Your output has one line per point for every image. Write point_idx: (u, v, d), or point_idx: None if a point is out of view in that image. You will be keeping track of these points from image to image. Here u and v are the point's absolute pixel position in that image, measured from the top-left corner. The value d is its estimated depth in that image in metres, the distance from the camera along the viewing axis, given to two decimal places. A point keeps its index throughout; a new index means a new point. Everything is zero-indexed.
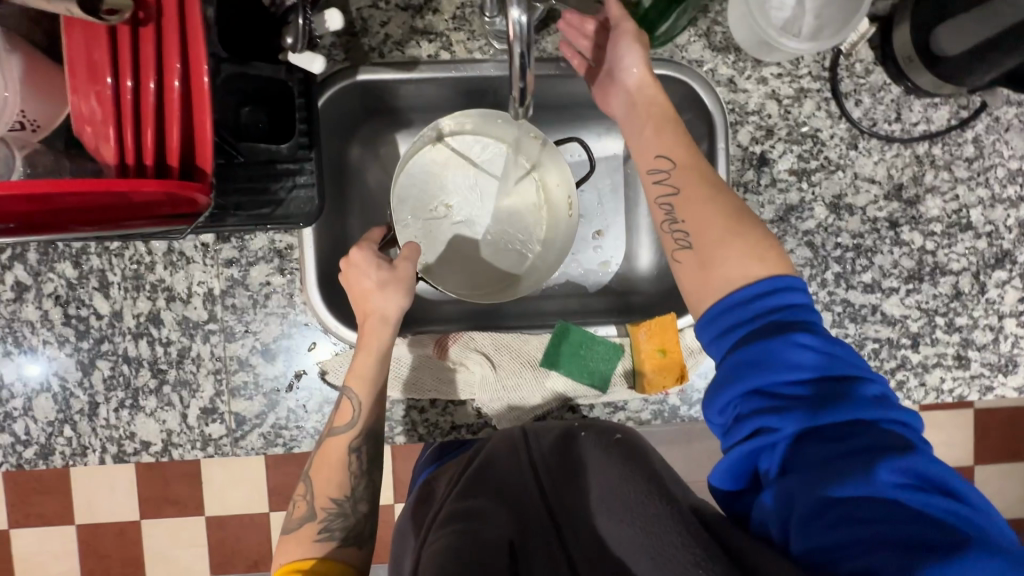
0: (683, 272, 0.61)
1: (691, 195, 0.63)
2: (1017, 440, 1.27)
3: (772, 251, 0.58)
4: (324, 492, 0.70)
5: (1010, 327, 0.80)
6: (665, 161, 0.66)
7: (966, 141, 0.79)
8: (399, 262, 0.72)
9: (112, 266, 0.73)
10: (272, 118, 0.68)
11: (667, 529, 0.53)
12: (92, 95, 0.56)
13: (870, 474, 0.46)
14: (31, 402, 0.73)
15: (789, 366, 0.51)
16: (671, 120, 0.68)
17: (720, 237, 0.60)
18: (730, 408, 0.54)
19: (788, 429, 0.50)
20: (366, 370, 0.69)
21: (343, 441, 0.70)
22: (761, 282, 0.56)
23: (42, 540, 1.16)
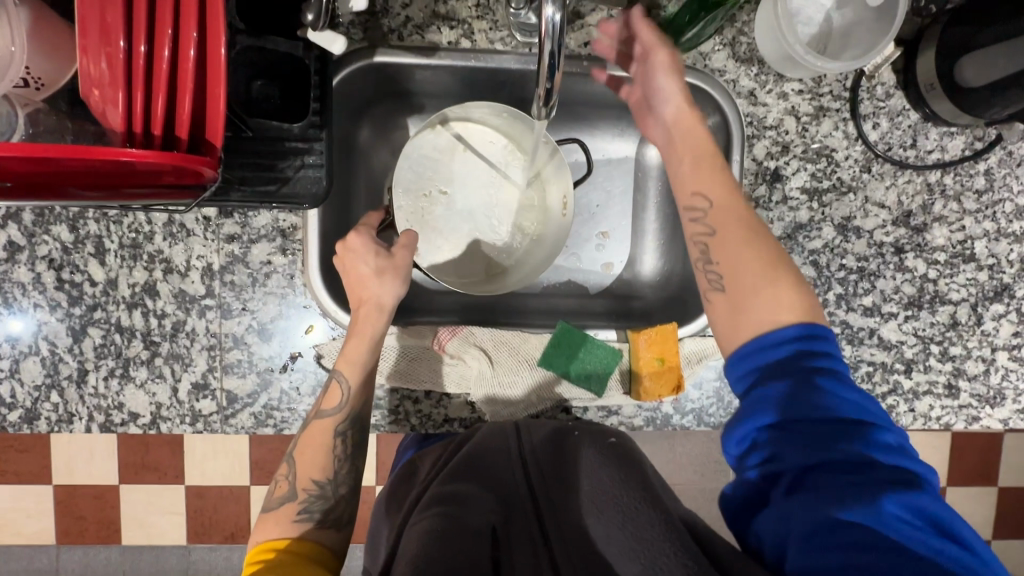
0: (717, 314, 0.62)
1: (727, 237, 0.63)
2: (991, 465, 1.30)
3: (804, 300, 0.58)
4: (306, 473, 0.68)
5: (1001, 360, 0.81)
6: (702, 197, 0.65)
7: (977, 173, 0.80)
8: (398, 249, 0.70)
9: (110, 233, 0.72)
10: (284, 92, 0.66)
11: (661, 537, 0.53)
12: (103, 57, 0.54)
13: (874, 506, 0.48)
14: (18, 364, 0.72)
15: (811, 407, 0.52)
16: (713, 155, 0.67)
17: (756, 283, 0.60)
18: (746, 436, 0.55)
19: (801, 465, 0.51)
20: (357, 355, 0.68)
21: (333, 422, 0.68)
22: (790, 329, 0.57)
23: (17, 499, 1.15)
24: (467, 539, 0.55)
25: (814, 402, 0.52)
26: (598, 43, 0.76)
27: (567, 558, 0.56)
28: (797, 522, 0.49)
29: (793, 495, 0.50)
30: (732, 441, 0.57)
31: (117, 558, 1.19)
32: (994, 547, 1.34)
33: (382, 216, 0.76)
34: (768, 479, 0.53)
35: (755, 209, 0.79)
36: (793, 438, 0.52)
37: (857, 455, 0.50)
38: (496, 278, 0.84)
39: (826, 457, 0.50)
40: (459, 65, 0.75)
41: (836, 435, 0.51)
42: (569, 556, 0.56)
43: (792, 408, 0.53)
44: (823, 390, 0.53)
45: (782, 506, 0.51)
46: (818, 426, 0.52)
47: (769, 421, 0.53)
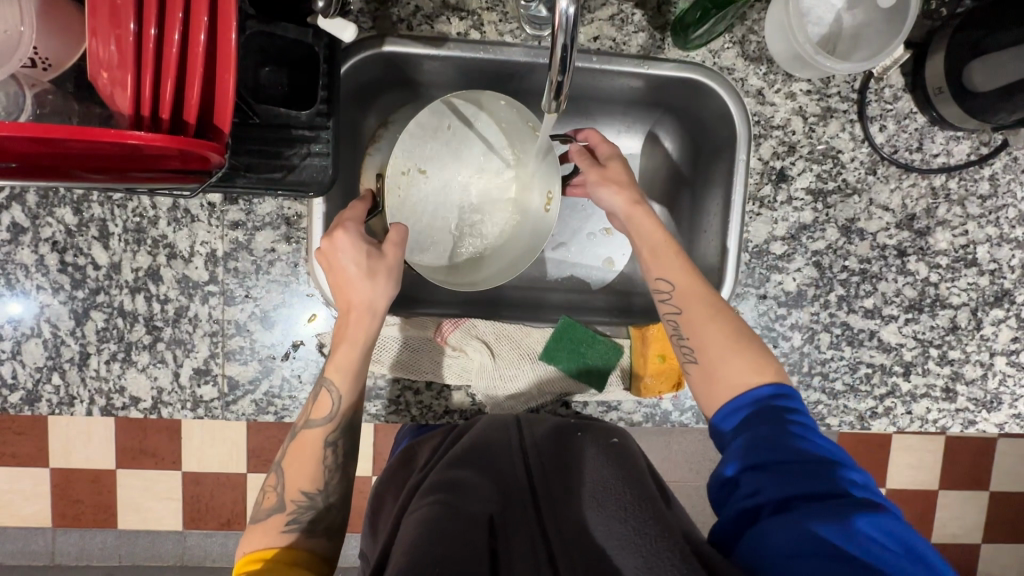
0: (693, 384, 0.68)
1: (694, 316, 0.68)
2: (983, 469, 1.31)
3: (771, 365, 0.64)
4: (295, 484, 0.67)
5: (999, 365, 0.82)
6: (664, 284, 0.70)
7: (982, 178, 0.80)
8: (388, 246, 0.68)
9: (114, 217, 0.72)
10: (292, 79, 0.67)
11: (661, 532, 0.53)
12: (113, 39, 0.54)
13: (850, 525, 0.50)
14: (19, 346, 0.72)
15: (783, 447, 0.57)
16: (666, 244, 0.71)
17: (721, 353, 0.65)
18: (727, 479, 0.58)
19: (778, 496, 0.54)
20: (347, 362, 0.67)
21: (321, 432, 0.68)
22: (757, 390, 0.62)
23: (14, 481, 1.15)
24: (466, 528, 0.55)
25: (786, 443, 0.57)
26: (607, 38, 0.76)
27: (565, 551, 0.55)
28: (777, 536, 0.51)
29: (772, 518, 0.52)
30: (716, 487, 0.60)
31: (113, 541, 1.20)
32: (983, 550, 1.35)
33: (365, 206, 0.71)
34: (750, 514, 0.55)
35: (759, 209, 0.79)
36: (770, 473, 0.55)
37: (830, 488, 0.54)
38: (470, 274, 0.83)
39: (801, 490, 0.54)
40: (467, 55, 0.75)
41: (808, 468, 0.55)
42: (566, 550, 0.56)
43: (766, 449, 0.57)
44: (792, 433, 0.58)
45: (763, 525, 0.53)
46: (793, 463, 0.55)
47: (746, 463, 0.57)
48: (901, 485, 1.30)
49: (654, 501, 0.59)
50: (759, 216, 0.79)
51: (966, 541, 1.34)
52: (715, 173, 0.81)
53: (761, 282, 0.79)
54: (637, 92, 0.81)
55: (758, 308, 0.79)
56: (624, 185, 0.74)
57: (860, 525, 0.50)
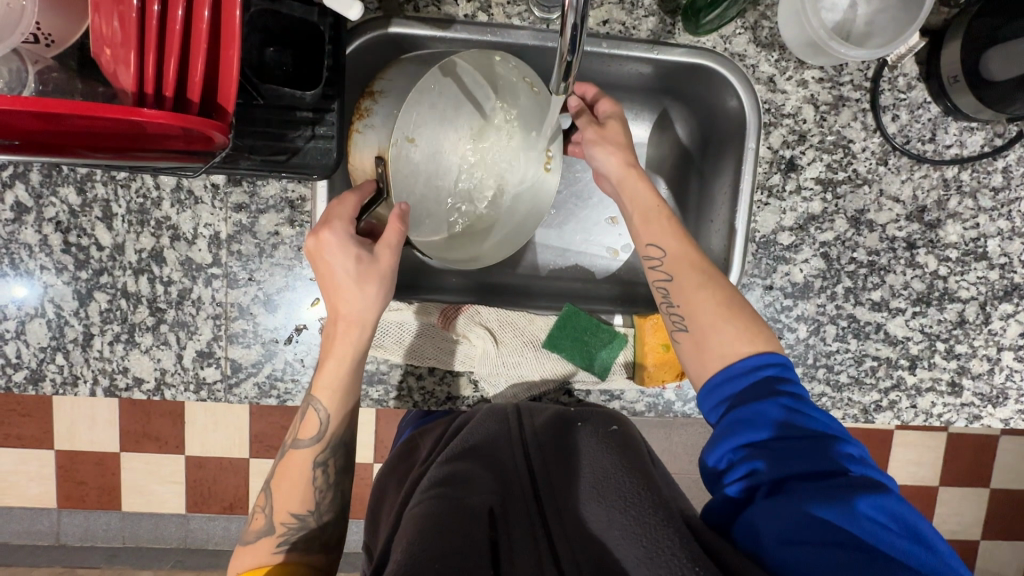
0: (682, 352, 0.67)
1: (685, 283, 0.67)
2: (984, 466, 1.31)
3: (762, 332, 0.65)
4: (284, 508, 0.66)
5: (1007, 360, 0.81)
6: (657, 251, 0.69)
7: (996, 170, 0.79)
8: (380, 249, 0.65)
9: (117, 197, 0.71)
10: (296, 60, 0.66)
11: (663, 523, 0.52)
12: (116, 16, 0.53)
13: (851, 505, 0.50)
14: (24, 325, 0.72)
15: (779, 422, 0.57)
16: (659, 209, 0.71)
17: (712, 321, 0.65)
18: (725, 462, 0.58)
19: (775, 473, 0.54)
20: (335, 381, 0.67)
21: (309, 454, 0.67)
22: (755, 358, 0.62)
23: (18, 462, 1.16)
24: (467, 520, 0.55)
25: (781, 419, 0.57)
26: (616, 22, 0.74)
27: (568, 547, 0.55)
28: (776, 521, 0.51)
29: (771, 498, 0.52)
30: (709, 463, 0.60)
31: (117, 523, 1.21)
32: (981, 547, 1.35)
33: (358, 197, 0.66)
34: (749, 498, 0.55)
35: (767, 198, 0.78)
36: (766, 448, 0.55)
37: (828, 465, 0.54)
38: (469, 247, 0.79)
39: (800, 470, 0.54)
40: (473, 38, 0.73)
41: (808, 449, 0.55)
42: (566, 540, 0.55)
43: (764, 429, 0.57)
44: (790, 412, 0.58)
45: (759, 506, 0.52)
46: (791, 440, 0.55)
47: (744, 444, 0.57)
48: (901, 480, 1.30)
49: (657, 490, 0.58)
50: (767, 205, 0.78)
51: (964, 538, 1.34)
52: (721, 163, 0.80)
53: (767, 273, 0.79)
54: (645, 79, 0.80)
55: (764, 300, 0.79)
56: (621, 147, 0.73)
57: (861, 506, 0.50)
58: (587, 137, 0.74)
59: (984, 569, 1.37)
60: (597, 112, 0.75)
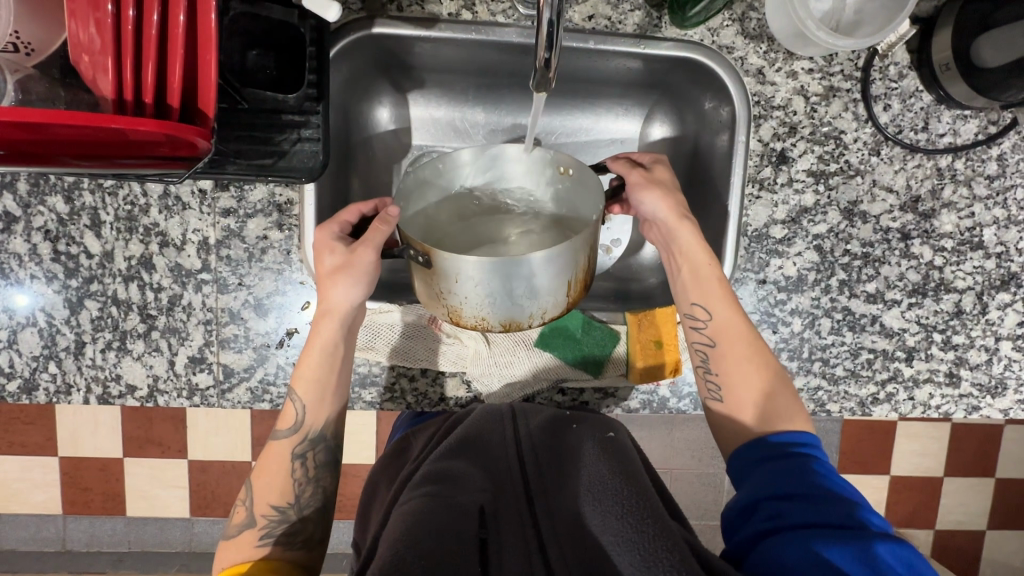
0: (714, 417, 0.70)
1: (726, 351, 0.69)
2: (989, 456, 1.30)
3: (797, 411, 0.66)
4: (264, 499, 0.66)
5: (1005, 350, 0.80)
6: (700, 311, 0.70)
7: (990, 158, 0.78)
8: (360, 246, 0.65)
9: (105, 205, 0.71)
10: (280, 63, 0.65)
11: (658, 532, 0.51)
12: (92, 22, 0.53)
13: (868, 550, 0.49)
14: (17, 335, 0.72)
15: (806, 480, 0.58)
16: (710, 268, 0.70)
17: (749, 394, 0.68)
18: (747, 503, 0.59)
19: (800, 520, 0.54)
20: (311, 370, 0.68)
21: (288, 445, 0.68)
22: (786, 434, 0.64)
23: (21, 469, 1.17)
24: (456, 520, 0.55)
25: (808, 478, 0.58)
26: (603, 17, 0.74)
27: (555, 540, 0.56)
28: (794, 549, 0.51)
29: (790, 535, 0.53)
30: (733, 511, 0.60)
31: (121, 529, 1.21)
32: (987, 537, 1.34)
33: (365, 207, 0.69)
34: (767, 533, 0.55)
35: (759, 191, 0.77)
36: (793, 501, 0.56)
37: (851, 520, 0.54)
38: (540, 312, 0.67)
39: (821, 516, 0.54)
40: (459, 37, 0.73)
41: (829, 498, 0.56)
42: (556, 541, 0.55)
43: (794, 485, 0.57)
44: (813, 467, 0.59)
45: (777, 544, 0.53)
46: (817, 497, 0.56)
47: (771, 492, 0.58)
48: (905, 471, 1.29)
49: (651, 499, 0.56)
50: (759, 199, 0.77)
51: (969, 528, 1.33)
52: (712, 158, 0.79)
53: (760, 267, 0.78)
54: (634, 75, 0.79)
55: (757, 294, 0.78)
56: (668, 192, 0.71)
57: (878, 551, 0.49)
58: (632, 181, 0.71)
59: (991, 559, 1.35)
60: (640, 160, 0.74)
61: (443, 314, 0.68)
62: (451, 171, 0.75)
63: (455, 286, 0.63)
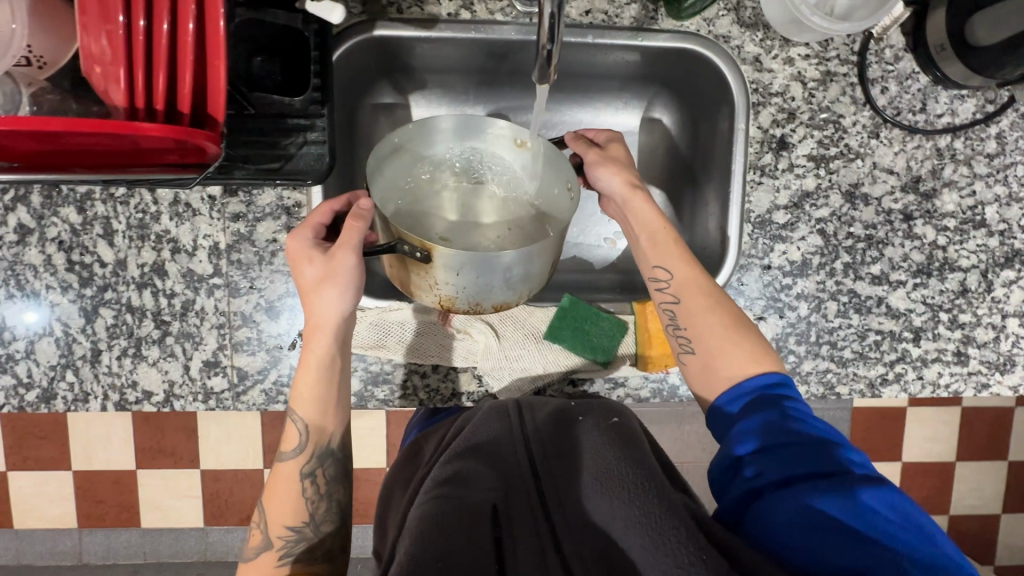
0: (689, 374, 0.69)
1: (692, 306, 0.68)
2: (1001, 438, 1.30)
3: (764, 350, 0.66)
4: (278, 521, 0.67)
5: (1012, 327, 0.81)
6: (664, 273, 0.70)
7: (989, 136, 0.78)
8: (337, 250, 0.65)
9: (117, 214, 0.72)
10: (285, 68, 0.67)
11: (665, 509, 0.52)
12: (103, 34, 0.54)
13: (852, 499, 0.51)
14: (33, 345, 0.73)
15: (787, 429, 0.58)
16: (665, 231, 0.71)
17: (717, 344, 0.67)
18: (730, 462, 0.58)
19: (784, 474, 0.55)
20: (309, 391, 0.68)
21: (294, 465, 0.68)
22: (756, 378, 0.63)
23: (37, 484, 1.18)
24: (466, 519, 0.55)
25: (787, 427, 0.58)
26: (599, 12, 0.75)
27: (570, 537, 0.57)
28: (786, 508, 0.52)
29: (779, 493, 0.53)
30: (717, 471, 0.60)
31: (138, 539, 1.22)
32: (1003, 520, 1.33)
33: (333, 206, 0.69)
34: (755, 492, 0.56)
35: (761, 178, 0.78)
36: (776, 453, 0.56)
37: (833, 467, 0.55)
38: (528, 292, 0.69)
39: (808, 469, 0.55)
40: (459, 36, 0.74)
41: (808, 446, 0.56)
42: (570, 534, 0.57)
43: (774, 437, 0.57)
44: (790, 416, 0.59)
45: (771, 504, 0.53)
46: (799, 445, 0.56)
47: (754, 445, 0.58)
48: (917, 456, 1.29)
49: (660, 478, 0.57)
50: (761, 184, 0.78)
51: (984, 512, 1.33)
52: (713, 146, 0.80)
53: (764, 253, 0.79)
54: (633, 68, 0.81)
55: (763, 280, 0.79)
56: (623, 167, 0.72)
57: (863, 498, 0.51)
58: (588, 160, 0.72)
59: (1007, 543, 1.35)
60: (595, 139, 0.75)
61: (432, 301, 0.68)
62: (425, 138, 0.74)
63: (437, 272, 0.64)
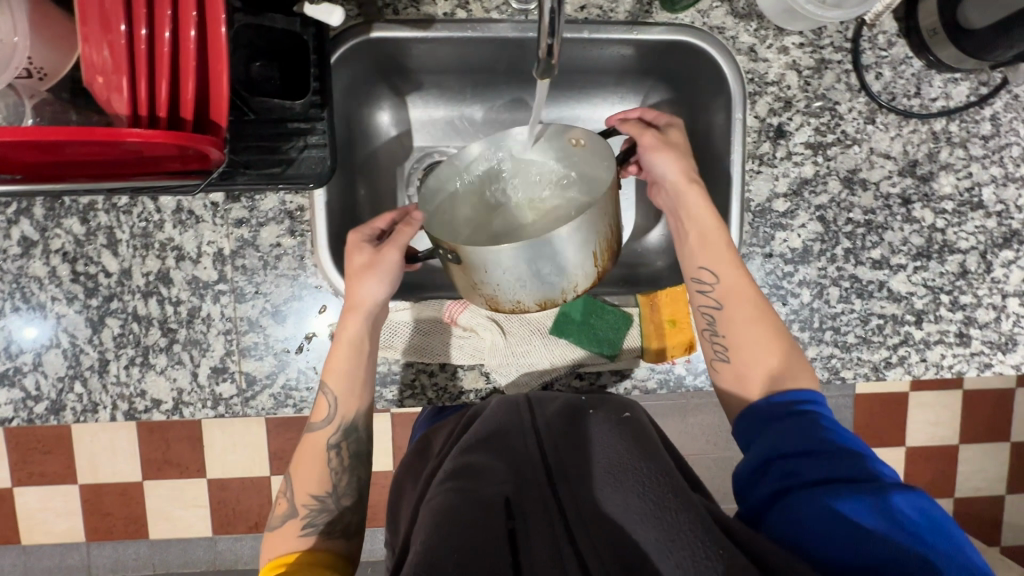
0: (721, 380, 0.70)
1: (734, 314, 0.69)
2: (1003, 420, 1.31)
3: (803, 369, 0.67)
4: (304, 489, 0.68)
5: (1012, 306, 0.81)
6: (709, 276, 0.70)
7: (983, 119, 0.79)
8: (390, 245, 0.68)
9: (120, 223, 0.72)
10: (283, 73, 0.67)
11: (679, 506, 0.52)
12: (105, 44, 0.54)
13: (882, 503, 0.50)
14: (41, 357, 0.73)
15: (815, 439, 0.59)
16: (716, 231, 0.70)
17: (759, 352, 0.68)
18: (758, 466, 0.59)
19: (814, 479, 0.55)
20: (340, 365, 0.69)
21: (322, 436, 0.69)
22: (795, 392, 0.65)
23: (45, 498, 1.18)
24: (479, 512, 0.56)
25: (817, 437, 0.59)
26: (594, 7, 0.76)
27: (581, 524, 0.56)
28: (809, 508, 0.53)
29: (804, 492, 0.54)
30: (743, 476, 0.61)
31: (148, 551, 1.22)
32: (1008, 501, 1.34)
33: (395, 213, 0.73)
34: (781, 492, 0.56)
35: (759, 167, 0.78)
36: (806, 459, 0.57)
37: (864, 474, 0.54)
38: (573, 287, 0.68)
39: (836, 474, 0.55)
40: (455, 36, 0.74)
41: (837, 454, 0.57)
42: (583, 523, 0.56)
43: (803, 444, 0.58)
44: (820, 426, 0.60)
45: (796, 504, 0.54)
46: (827, 454, 0.57)
47: (783, 452, 0.59)
48: (921, 441, 1.30)
49: (673, 474, 0.57)
50: (760, 173, 0.79)
51: (990, 494, 1.34)
52: (711, 138, 0.81)
53: (766, 241, 0.79)
54: (628, 62, 0.81)
55: (765, 268, 0.79)
56: (681, 155, 0.71)
57: (891, 500, 0.50)
58: (646, 144, 0.71)
59: (1013, 524, 1.36)
60: (654, 121, 0.74)
61: (481, 304, 0.69)
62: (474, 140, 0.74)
63: (486, 274, 0.64)
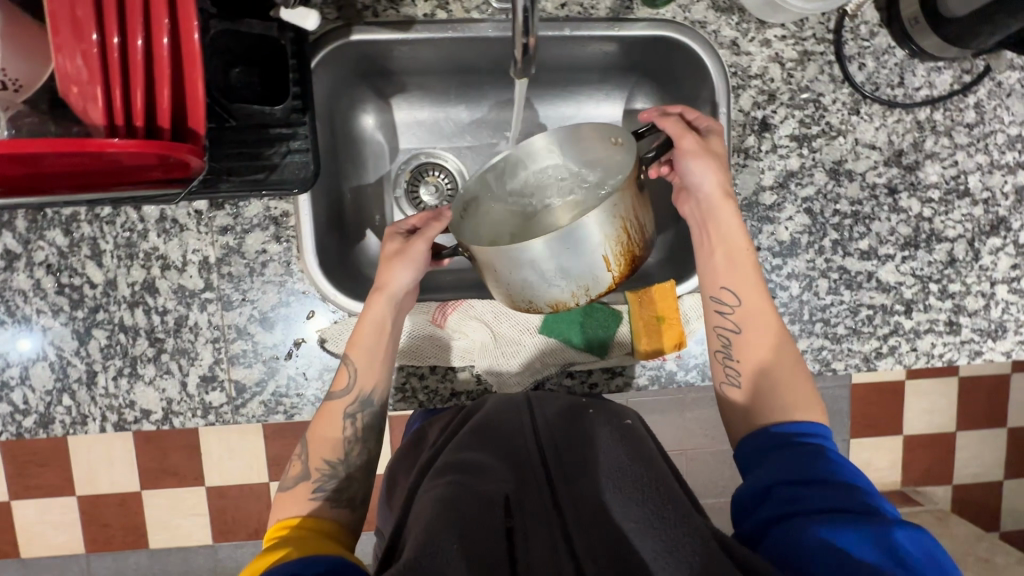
0: (731, 403, 0.70)
1: (750, 338, 0.70)
2: (999, 406, 1.31)
3: (814, 403, 0.66)
4: (318, 453, 0.67)
5: (1001, 293, 0.81)
6: (731, 296, 0.71)
7: (968, 106, 0.79)
8: (421, 236, 0.71)
9: (104, 234, 0.72)
10: (262, 78, 0.66)
11: (681, 519, 0.51)
12: (78, 54, 0.54)
13: (884, 533, 0.49)
14: (28, 371, 0.73)
15: (821, 472, 0.57)
16: (745, 251, 0.71)
17: (775, 373, 0.68)
18: (760, 490, 0.58)
19: (818, 504, 0.54)
20: (366, 341, 0.70)
21: (343, 403, 0.69)
22: (807, 423, 0.64)
23: (41, 511, 1.17)
24: (479, 509, 0.54)
25: (823, 469, 0.57)
26: (574, 4, 0.75)
27: (582, 530, 0.55)
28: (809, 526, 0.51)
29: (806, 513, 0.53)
30: (742, 497, 0.60)
31: (147, 561, 1.22)
32: (1005, 487, 1.35)
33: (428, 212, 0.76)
34: (783, 513, 0.55)
35: (745, 160, 0.78)
36: (812, 487, 0.55)
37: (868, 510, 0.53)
38: (586, 291, 0.68)
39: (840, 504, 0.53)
40: (436, 36, 0.74)
41: (843, 488, 0.55)
42: (580, 529, 0.55)
43: (809, 473, 0.57)
44: (827, 459, 0.59)
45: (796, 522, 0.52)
46: (831, 486, 0.55)
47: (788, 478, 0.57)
48: (917, 429, 1.30)
49: (672, 486, 0.57)
50: (745, 167, 0.78)
51: (986, 480, 1.34)
52: None
53: (753, 235, 0.79)
54: (611, 58, 0.81)
55: None
56: (720, 166, 0.70)
57: (895, 534, 0.48)
58: (687, 148, 0.70)
59: (1010, 509, 1.36)
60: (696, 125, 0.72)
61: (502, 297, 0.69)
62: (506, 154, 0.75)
63: (513, 269, 0.64)
